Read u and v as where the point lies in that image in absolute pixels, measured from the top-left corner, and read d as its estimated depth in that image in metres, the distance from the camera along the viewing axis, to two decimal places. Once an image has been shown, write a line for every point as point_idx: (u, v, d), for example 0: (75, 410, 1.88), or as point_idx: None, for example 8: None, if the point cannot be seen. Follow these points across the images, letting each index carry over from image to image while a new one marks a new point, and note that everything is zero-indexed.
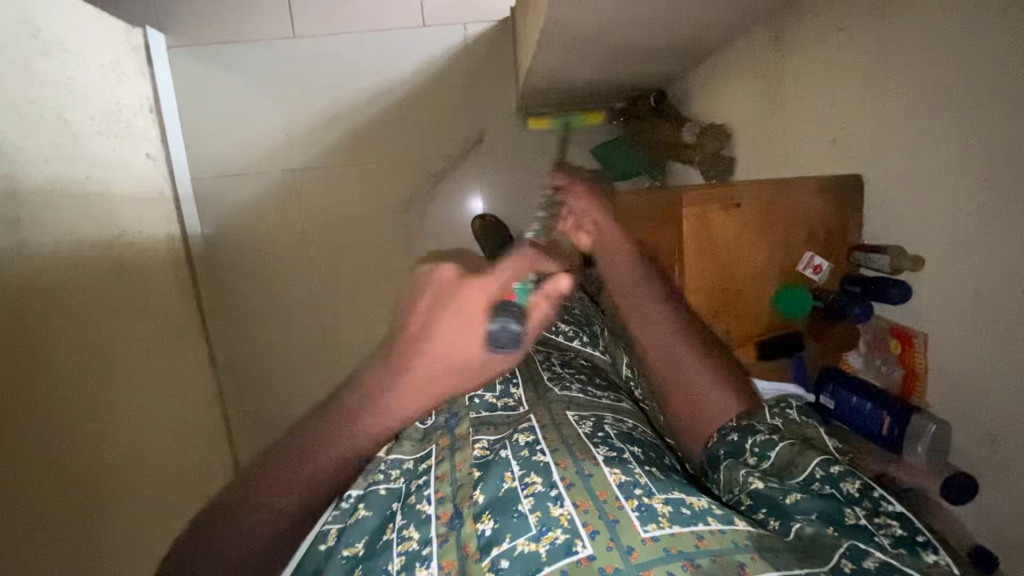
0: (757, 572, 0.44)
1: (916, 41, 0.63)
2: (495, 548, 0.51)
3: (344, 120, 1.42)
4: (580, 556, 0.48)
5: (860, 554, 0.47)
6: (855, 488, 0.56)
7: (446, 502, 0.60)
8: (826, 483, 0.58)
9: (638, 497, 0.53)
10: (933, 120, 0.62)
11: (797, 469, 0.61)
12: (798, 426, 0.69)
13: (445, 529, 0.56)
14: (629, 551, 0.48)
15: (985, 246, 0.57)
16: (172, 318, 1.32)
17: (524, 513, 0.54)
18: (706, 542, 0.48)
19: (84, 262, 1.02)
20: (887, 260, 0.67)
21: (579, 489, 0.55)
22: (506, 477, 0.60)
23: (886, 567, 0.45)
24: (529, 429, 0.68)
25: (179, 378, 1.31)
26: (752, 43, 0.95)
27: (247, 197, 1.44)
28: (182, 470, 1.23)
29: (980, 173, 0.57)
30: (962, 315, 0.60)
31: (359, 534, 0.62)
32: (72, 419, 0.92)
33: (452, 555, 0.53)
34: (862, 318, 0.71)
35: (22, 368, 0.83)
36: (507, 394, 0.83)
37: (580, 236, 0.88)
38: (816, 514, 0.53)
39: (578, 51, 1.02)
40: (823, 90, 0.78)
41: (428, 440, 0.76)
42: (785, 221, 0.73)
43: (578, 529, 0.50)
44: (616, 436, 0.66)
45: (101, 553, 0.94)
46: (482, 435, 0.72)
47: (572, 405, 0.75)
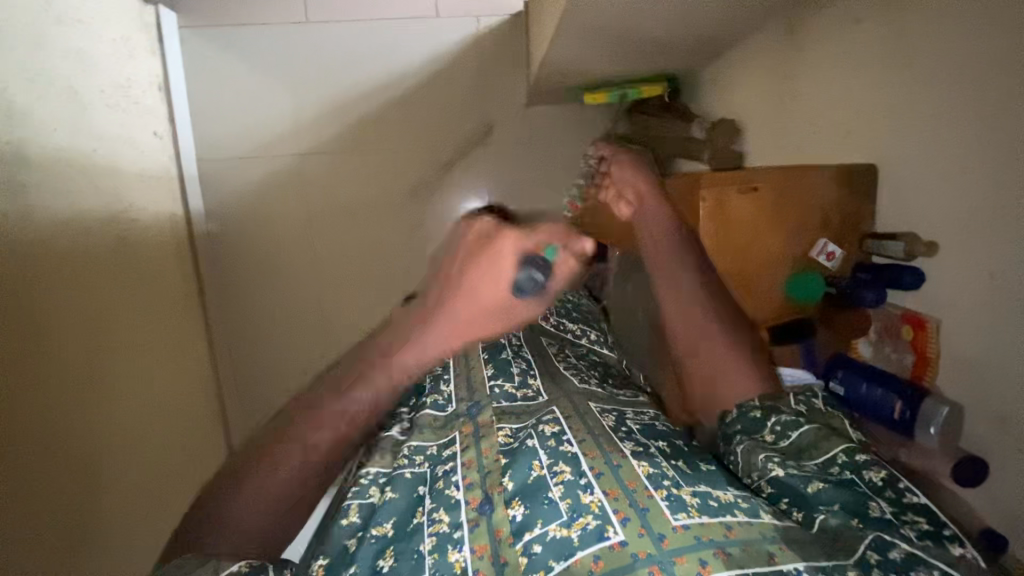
0: (786, 562, 0.44)
1: (939, 34, 0.64)
2: (527, 533, 0.50)
3: (355, 106, 1.42)
4: (613, 542, 0.47)
5: (885, 546, 0.45)
6: (879, 477, 0.53)
7: (475, 487, 0.57)
8: (847, 469, 0.55)
9: (667, 488, 0.52)
10: (952, 107, 0.63)
11: (817, 453, 0.58)
12: (826, 414, 0.63)
13: (475, 514, 0.54)
14: (660, 538, 0.47)
15: (1002, 229, 0.58)
16: (173, 298, 1.30)
17: (554, 499, 0.52)
18: (734, 532, 0.47)
19: (88, 234, 1.01)
20: (902, 247, 0.69)
21: (608, 477, 0.54)
22: (534, 465, 0.58)
23: (910, 560, 0.44)
24: (554, 420, 0.66)
25: (178, 359, 1.29)
26: (769, 38, 0.97)
27: (254, 181, 1.44)
28: (178, 454, 1.21)
29: (997, 158, 0.59)
30: (978, 298, 0.61)
31: (385, 515, 0.57)
32: (73, 393, 0.91)
33: (484, 539, 0.51)
34: (875, 303, 0.72)
35: (26, 334, 0.82)
36: (526, 385, 0.80)
37: (621, 206, 0.84)
38: (839, 505, 0.51)
39: (596, 42, 1.03)
40: (841, 82, 0.80)
41: (449, 426, 0.72)
42: (799, 205, 0.76)
43: (609, 515, 0.50)
44: (639, 432, 0.65)
45: (97, 529, 0.92)
46: (505, 423, 0.68)
47: (594, 398, 0.74)
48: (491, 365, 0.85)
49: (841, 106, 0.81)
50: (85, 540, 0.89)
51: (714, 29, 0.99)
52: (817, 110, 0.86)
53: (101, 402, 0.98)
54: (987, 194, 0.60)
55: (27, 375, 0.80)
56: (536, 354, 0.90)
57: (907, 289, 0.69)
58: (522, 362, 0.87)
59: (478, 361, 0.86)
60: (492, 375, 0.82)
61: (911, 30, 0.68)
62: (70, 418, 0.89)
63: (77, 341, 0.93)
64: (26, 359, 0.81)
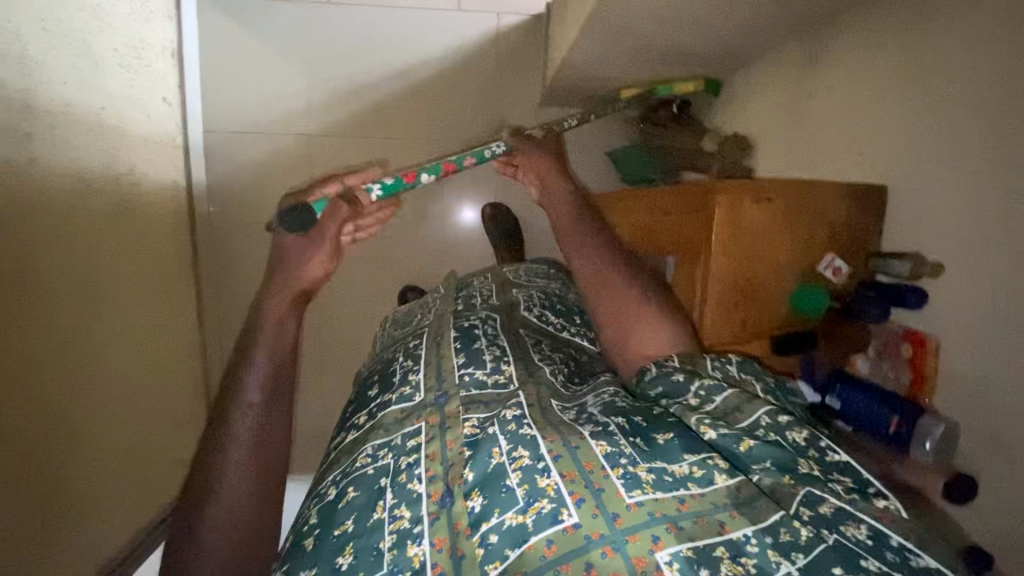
0: (736, 529, 0.47)
1: (964, 61, 0.66)
2: (484, 524, 0.49)
3: (371, 92, 1.42)
4: (566, 525, 0.47)
5: (816, 501, 0.49)
6: (801, 437, 0.55)
7: (437, 479, 0.55)
8: (772, 431, 0.56)
9: (624, 466, 0.52)
10: (967, 135, 0.65)
11: (741, 415, 0.59)
12: (738, 381, 0.66)
13: (436, 507, 0.53)
14: (614, 518, 0.47)
15: (1006, 254, 0.60)
16: (167, 266, 1.28)
17: (512, 487, 0.51)
18: (687, 505, 0.49)
19: (87, 192, 0.98)
20: (907, 268, 0.72)
21: (566, 460, 0.53)
22: (494, 453, 0.56)
23: (839, 513, 0.48)
24: (517, 404, 0.64)
25: (166, 329, 1.27)
26: (792, 57, 0.99)
27: (261, 157, 1.43)
28: (157, 426, 1.19)
29: (1005, 185, 0.61)
30: (978, 319, 0.63)
31: (347, 513, 0.55)
32: (60, 352, 0.88)
33: (443, 532, 0.50)
34: (879, 318, 0.75)
35: (20, 285, 0.79)
36: (497, 371, 0.75)
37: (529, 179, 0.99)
38: (770, 462, 0.53)
39: (616, 48, 1.05)
40: (859, 106, 0.83)
41: (411, 415, 0.67)
42: (813, 220, 0.77)
43: (564, 497, 0.49)
44: (601, 412, 0.63)
45: (73, 493, 0.90)
46: (472, 413, 0.65)
47: (556, 395, 0.70)
48: (462, 353, 0.79)
49: (859, 127, 0.83)
50: (59, 505, 0.86)
51: (736, 43, 1.01)
52: (835, 130, 0.88)
53: (85, 364, 0.95)
54: (1000, 219, 0.61)
55: (20, 328, 0.78)
56: (512, 342, 0.85)
57: (913, 308, 0.71)
58: (497, 347, 0.82)
59: (448, 349, 0.80)
60: (463, 363, 0.77)
61: (936, 56, 0.70)
62: (56, 377, 0.87)
63: (66, 298, 0.90)
64: (18, 312, 0.78)
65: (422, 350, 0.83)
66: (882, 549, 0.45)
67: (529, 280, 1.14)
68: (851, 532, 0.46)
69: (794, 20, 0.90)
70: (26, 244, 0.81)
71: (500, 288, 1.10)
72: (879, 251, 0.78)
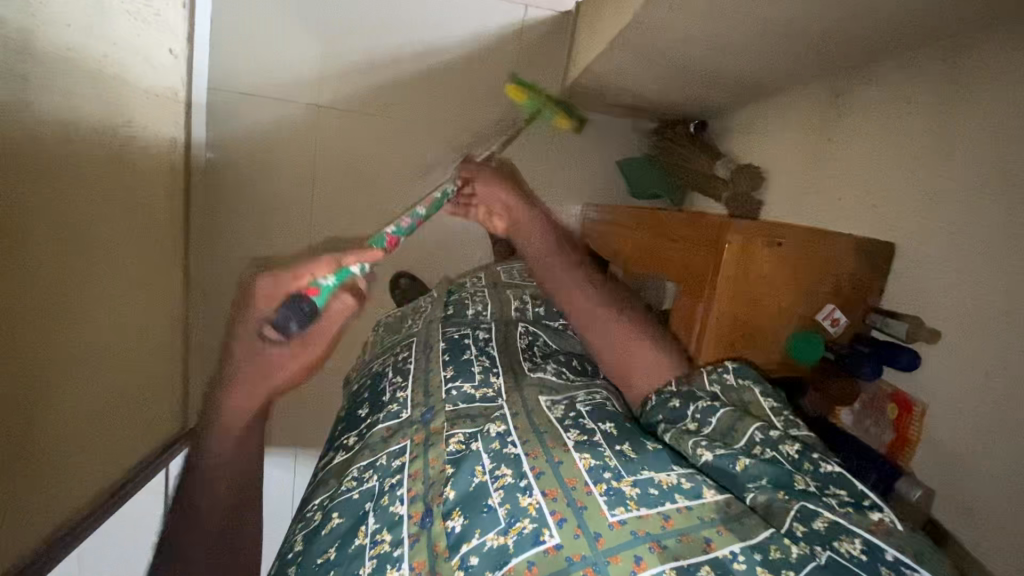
0: (722, 546, 0.45)
1: (994, 134, 0.65)
2: (464, 545, 0.49)
3: (386, 71, 1.38)
4: (547, 546, 0.46)
5: (809, 516, 0.48)
6: (794, 449, 0.55)
7: (418, 500, 0.56)
8: (766, 446, 0.57)
9: (607, 482, 0.52)
10: (979, 206, 0.66)
11: (737, 434, 0.59)
12: (736, 393, 0.67)
13: (416, 528, 0.53)
14: (596, 538, 0.47)
15: (1001, 330, 0.62)
16: (157, 223, 1.24)
17: (493, 506, 0.51)
18: (672, 522, 0.48)
19: (85, 143, 0.95)
20: (904, 329, 0.73)
21: (548, 477, 0.53)
22: (477, 471, 0.56)
23: (835, 527, 0.47)
24: (501, 417, 0.63)
25: (151, 287, 1.24)
26: (817, 96, 0.97)
27: (267, 123, 1.39)
28: (130, 386, 1.17)
29: (1010, 263, 0.62)
30: (973, 389, 0.65)
31: (330, 540, 0.57)
32: (39, 306, 0.85)
33: (423, 555, 0.50)
34: (870, 376, 0.76)
35: (6, 236, 0.76)
36: (486, 384, 0.73)
37: (495, 220, 1.01)
38: (766, 480, 0.53)
39: (643, 63, 1.03)
40: (876, 158, 0.83)
41: (397, 433, 0.68)
42: (819, 267, 0.79)
43: (545, 517, 0.48)
44: (587, 415, 0.64)
45: (40, 450, 0.87)
46: (458, 428, 0.64)
47: (545, 390, 0.71)
48: (451, 365, 0.78)
49: (880, 181, 0.82)
50: (25, 464, 0.84)
51: (763, 74, 0.99)
52: (856, 179, 0.87)
53: (64, 320, 0.92)
54: (1003, 298, 0.62)
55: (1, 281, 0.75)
56: (502, 350, 0.83)
57: (904, 369, 0.73)
58: (485, 356, 0.81)
59: (436, 364, 0.79)
60: (451, 375, 0.75)
61: (967, 123, 0.69)
62: (31, 334, 0.84)
63: (49, 254, 0.87)
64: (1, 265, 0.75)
65: (410, 364, 0.82)
66: (877, 564, 0.44)
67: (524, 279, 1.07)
68: (845, 548, 0.45)
69: (823, 62, 0.89)
70: (15, 193, 0.78)
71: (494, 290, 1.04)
72: (879, 306, 0.80)
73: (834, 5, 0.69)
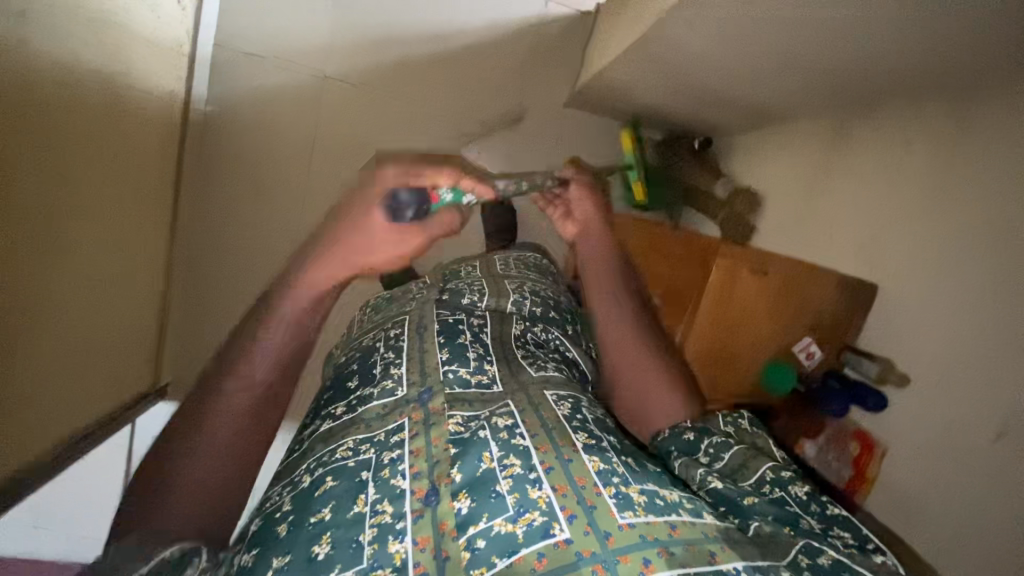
0: (726, 561, 0.46)
1: (990, 190, 0.67)
2: (471, 527, 0.48)
3: (397, 48, 1.36)
4: (558, 540, 0.46)
5: (814, 551, 0.49)
6: (802, 492, 0.58)
7: (422, 477, 0.54)
8: (776, 486, 0.59)
9: (615, 485, 0.52)
10: (966, 259, 0.69)
11: (748, 472, 0.61)
12: (749, 435, 0.70)
13: (420, 505, 0.51)
14: (606, 536, 0.47)
15: (976, 381, 0.65)
16: (151, 174, 1.22)
17: (502, 493, 0.51)
18: (679, 531, 0.48)
19: (81, 87, 0.93)
20: (875, 369, 0.78)
21: (558, 473, 0.53)
22: (485, 457, 0.55)
23: (837, 565, 0.48)
24: (508, 412, 0.62)
25: (137, 239, 1.22)
26: (819, 126, 0.98)
27: (269, 84, 1.36)
28: (107, 337, 1.15)
29: (989, 318, 0.65)
30: (941, 431, 0.69)
31: (324, 501, 0.53)
32: (27, 248, 0.84)
33: (427, 531, 0.49)
34: (838, 413, 0.81)
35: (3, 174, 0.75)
36: (481, 370, 0.70)
37: (567, 225, 1.00)
38: (772, 516, 0.54)
39: (657, 76, 1.04)
40: (868, 199, 0.86)
41: (394, 411, 0.63)
42: (799, 303, 0.84)
43: (556, 511, 0.49)
44: (593, 423, 0.64)
45: (15, 393, 0.86)
46: (457, 411, 0.62)
47: (549, 384, 0.70)
48: (446, 349, 0.73)
49: (875, 221, 0.84)
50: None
51: (772, 100, 1.00)
52: (853, 216, 0.88)
53: (48, 264, 0.91)
54: (979, 350, 0.65)
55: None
56: (496, 339, 0.79)
57: (871, 410, 0.77)
58: (479, 343, 0.77)
59: (432, 343, 0.74)
60: (445, 359, 0.71)
61: (963, 178, 0.71)
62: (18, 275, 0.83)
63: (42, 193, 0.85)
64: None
65: (404, 341, 0.77)
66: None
67: (520, 273, 1.04)
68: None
69: (828, 97, 0.90)
70: (14, 128, 0.76)
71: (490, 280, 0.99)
72: (853, 345, 0.84)
73: (856, 38, 0.68)
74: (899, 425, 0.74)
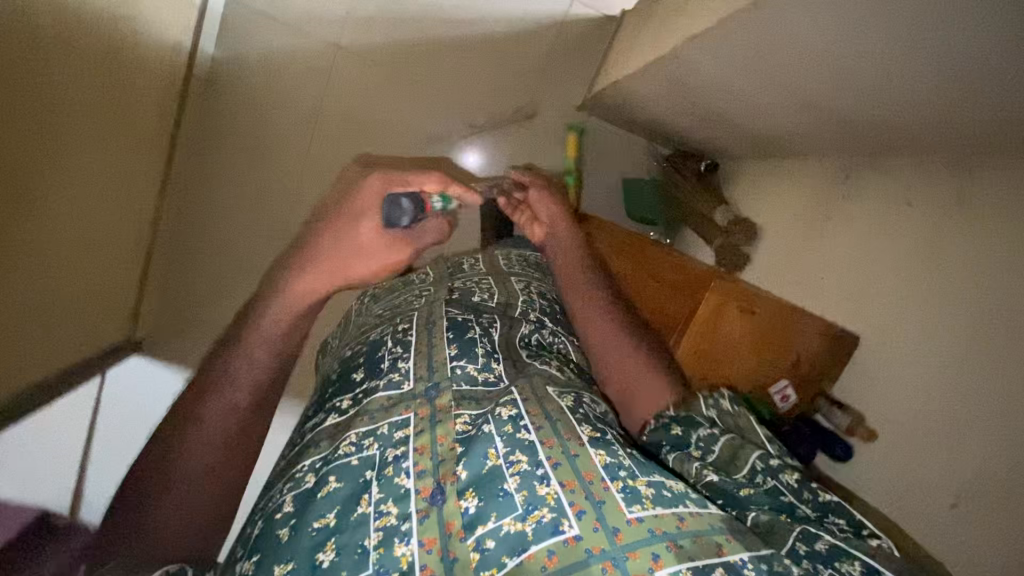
0: (732, 552, 0.47)
1: (986, 261, 0.68)
2: (480, 527, 0.49)
3: (411, 27, 1.33)
4: (567, 536, 0.47)
5: (811, 538, 0.51)
6: (793, 479, 0.59)
7: (426, 475, 0.54)
8: (768, 475, 0.59)
9: (623, 480, 0.52)
10: (957, 321, 0.70)
11: (740, 461, 0.61)
12: (730, 417, 0.70)
13: (425, 504, 0.52)
14: (615, 532, 0.47)
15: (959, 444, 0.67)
16: (147, 122, 1.18)
17: (510, 492, 0.51)
18: (686, 523, 0.49)
19: (87, 21, 0.89)
20: (846, 421, 0.81)
21: (565, 468, 0.53)
22: (490, 454, 0.54)
23: (834, 550, 0.50)
24: (512, 401, 0.60)
25: (125, 187, 1.18)
26: (824, 169, 0.98)
27: (275, 47, 1.33)
28: (83, 285, 1.11)
29: (974, 383, 0.66)
30: (924, 491, 0.70)
31: (329, 505, 0.53)
32: (19, 185, 0.81)
33: (434, 532, 0.49)
34: (804, 457, 0.84)
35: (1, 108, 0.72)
36: (489, 367, 0.70)
37: (534, 227, 1.03)
38: (767, 505, 0.56)
39: (675, 93, 1.03)
40: (865, 248, 0.86)
41: (398, 404, 0.63)
42: (781, 341, 0.87)
43: (565, 508, 0.49)
44: (594, 417, 0.64)
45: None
46: (464, 409, 0.62)
47: (552, 380, 0.68)
48: (454, 343, 0.72)
49: (868, 275, 0.84)
50: None
51: (782, 136, 0.99)
52: (847, 265, 0.89)
53: (37, 201, 0.87)
54: (963, 413, 0.67)
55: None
56: (506, 331, 0.79)
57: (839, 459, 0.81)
58: (488, 337, 0.75)
59: (440, 338, 0.73)
60: (454, 354, 0.70)
61: (959, 244, 0.72)
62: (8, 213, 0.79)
63: (38, 138, 0.82)
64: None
65: (411, 336, 0.75)
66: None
67: (523, 270, 1.02)
68: (846, 570, 0.48)
69: (838, 142, 0.90)
70: (13, 68, 0.73)
71: (496, 279, 0.96)
72: (828, 392, 0.87)
73: (885, 87, 0.67)
74: (884, 480, 0.76)
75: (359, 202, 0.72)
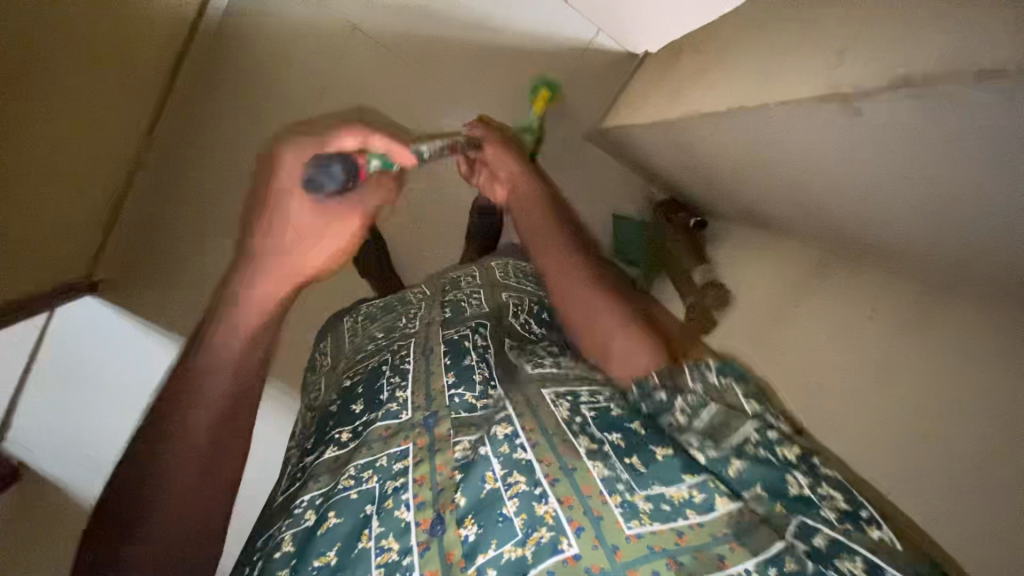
0: (735, 563, 0.46)
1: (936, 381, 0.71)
2: (481, 555, 0.50)
3: (432, 24, 1.32)
4: (566, 555, 0.48)
5: (809, 531, 0.47)
6: (791, 453, 0.54)
7: (426, 507, 0.55)
8: (761, 446, 0.54)
9: (620, 493, 0.53)
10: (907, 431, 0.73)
11: (728, 429, 0.56)
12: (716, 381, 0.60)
13: (425, 536, 0.53)
14: (614, 549, 0.48)
15: None
16: (143, 60, 1.14)
17: (509, 517, 0.52)
18: (685, 539, 0.49)
19: None
20: None
21: (563, 484, 0.54)
22: (487, 478, 0.55)
23: (834, 546, 0.46)
24: (507, 418, 0.61)
25: (112, 120, 1.12)
26: (801, 254, 1.01)
27: (293, 18, 1.32)
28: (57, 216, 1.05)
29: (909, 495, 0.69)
30: None
31: (328, 543, 0.55)
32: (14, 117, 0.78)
33: (435, 564, 0.51)
34: None
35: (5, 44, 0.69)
36: (486, 394, 0.68)
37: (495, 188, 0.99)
38: (760, 485, 0.52)
39: (677, 150, 1.05)
40: (828, 340, 0.89)
41: (398, 435, 0.64)
42: None
43: (564, 526, 0.50)
44: (595, 422, 0.62)
45: None
46: (463, 436, 0.62)
47: (548, 382, 0.69)
48: (451, 370, 0.73)
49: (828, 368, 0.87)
50: None
51: (768, 214, 1.02)
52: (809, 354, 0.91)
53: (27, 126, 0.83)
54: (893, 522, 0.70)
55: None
56: (496, 343, 0.79)
57: None
58: (485, 364, 0.74)
59: (437, 365, 0.74)
60: (452, 382, 0.70)
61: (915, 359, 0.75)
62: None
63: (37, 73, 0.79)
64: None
65: (409, 365, 0.76)
66: None
67: (519, 282, 1.00)
68: (847, 566, 0.44)
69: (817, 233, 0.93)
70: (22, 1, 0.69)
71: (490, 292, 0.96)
72: None
73: (875, 201, 0.69)
74: None
75: (281, 180, 0.64)
